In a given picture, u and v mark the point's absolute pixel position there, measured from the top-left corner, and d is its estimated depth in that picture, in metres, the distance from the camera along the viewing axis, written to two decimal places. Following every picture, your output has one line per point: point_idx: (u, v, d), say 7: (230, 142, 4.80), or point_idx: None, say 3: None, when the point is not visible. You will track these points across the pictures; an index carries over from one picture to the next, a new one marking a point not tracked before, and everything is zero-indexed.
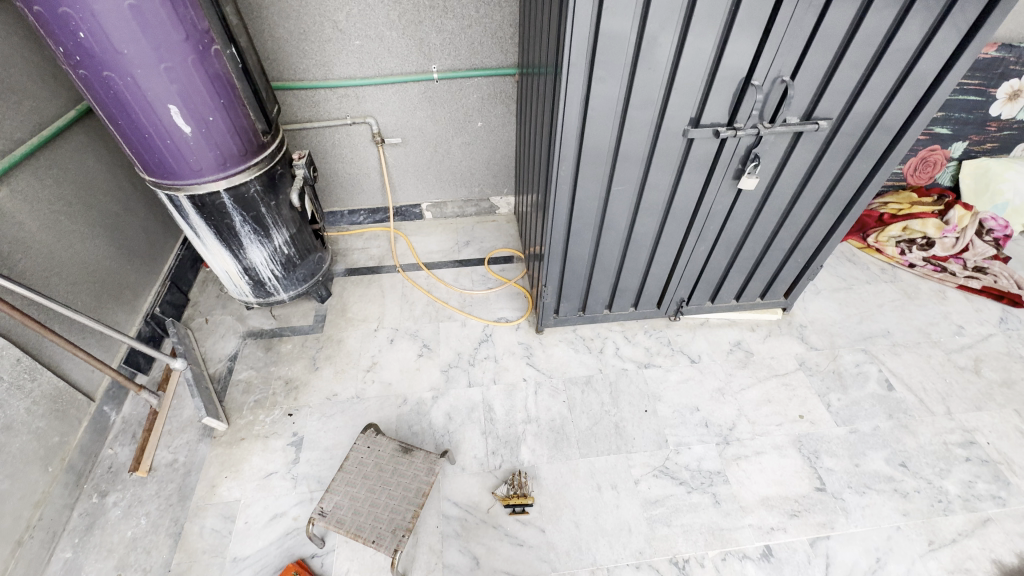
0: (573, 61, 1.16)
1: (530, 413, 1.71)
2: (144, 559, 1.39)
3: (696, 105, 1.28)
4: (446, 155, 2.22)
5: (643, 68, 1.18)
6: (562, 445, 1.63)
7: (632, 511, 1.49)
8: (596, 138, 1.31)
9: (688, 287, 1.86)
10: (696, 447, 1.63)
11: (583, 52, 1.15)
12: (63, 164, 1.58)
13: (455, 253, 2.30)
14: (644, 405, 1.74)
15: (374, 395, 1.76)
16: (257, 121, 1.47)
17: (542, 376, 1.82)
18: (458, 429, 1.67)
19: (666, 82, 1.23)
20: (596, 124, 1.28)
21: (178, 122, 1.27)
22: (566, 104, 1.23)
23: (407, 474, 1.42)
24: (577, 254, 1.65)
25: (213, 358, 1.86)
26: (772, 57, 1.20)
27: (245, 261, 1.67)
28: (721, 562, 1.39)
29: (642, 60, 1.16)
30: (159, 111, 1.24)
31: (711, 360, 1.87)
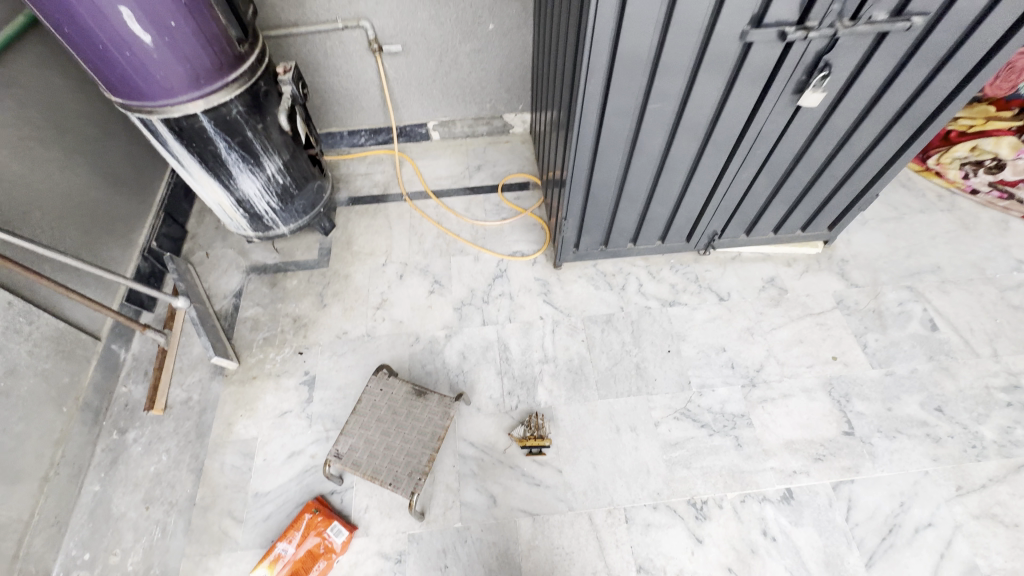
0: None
1: (547, 353, 1.64)
2: (170, 493, 1.42)
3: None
4: (452, 65, 1.95)
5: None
6: (581, 386, 1.58)
7: (650, 453, 1.46)
8: (634, 44, 1.09)
9: (723, 219, 1.69)
10: (721, 389, 1.57)
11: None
12: (23, 81, 1.40)
13: (466, 180, 2.11)
14: (667, 345, 1.66)
15: (385, 334, 1.69)
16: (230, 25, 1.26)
17: (560, 315, 1.72)
18: (473, 369, 1.62)
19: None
20: (637, 24, 1.05)
21: (134, 28, 1.07)
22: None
23: (422, 418, 1.38)
24: (603, 183, 1.48)
25: (218, 294, 1.79)
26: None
27: (238, 193, 1.53)
28: (740, 504, 1.38)
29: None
30: (110, 16, 1.04)
31: (742, 299, 1.75)
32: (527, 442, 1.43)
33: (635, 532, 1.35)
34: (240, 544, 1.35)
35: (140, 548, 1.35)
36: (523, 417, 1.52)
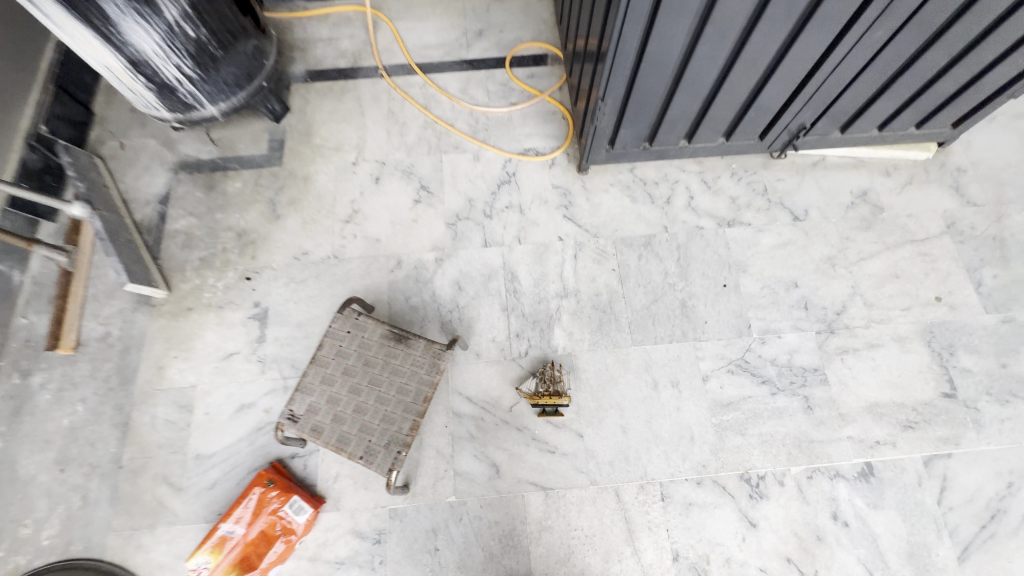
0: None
1: (567, 285, 1.27)
2: (90, 453, 1.13)
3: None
4: None
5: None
6: (610, 329, 1.22)
7: (696, 415, 1.15)
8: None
9: (817, 110, 1.21)
10: (790, 336, 1.22)
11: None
12: None
13: (463, 50, 1.58)
14: (723, 278, 1.28)
15: (357, 256, 1.30)
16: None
17: (585, 235, 1.32)
18: (471, 304, 1.25)
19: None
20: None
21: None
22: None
23: (403, 371, 1.04)
24: (665, 45, 0.99)
25: (139, 200, 1.37)
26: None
27: (127, 50, 1.05)
28: (806, 482, 1.10)
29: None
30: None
31: (824, 219, 1.34)
32: (540, 400, 1.10)
33: (673, 512, 1.08)
34: (180, 517, 1.08)
35: (57, 518, 1.08)
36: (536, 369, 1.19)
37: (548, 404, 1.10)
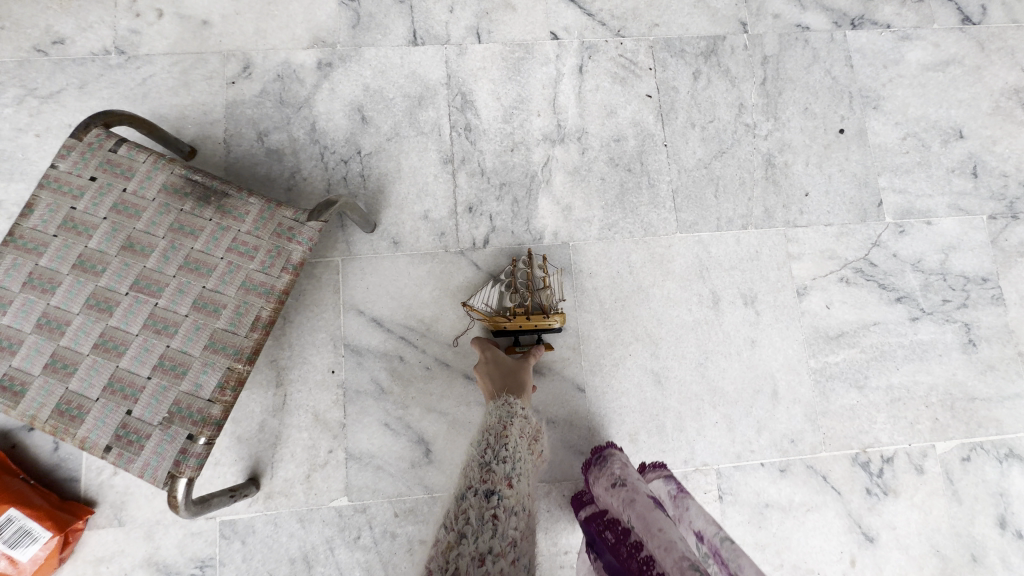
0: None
1: (563, 123, 0.69)
2: None
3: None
4: None
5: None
6: (638, 202, 0.68)
7: (783, 356, 0.65)
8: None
9: None
10: (945, 224, 0.70)
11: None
12: None
13: None
14: (840, 118, 0.72)
15: (164, 54, 0.67)
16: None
17: (600, 33, 0.72)
18: (384, 150, 0.67)
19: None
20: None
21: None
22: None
23: (209, 266, 0.47)
24: None
25: None
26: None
27: None
28: (959, 468, 0.64)
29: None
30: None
31: (1014, 23, 0.76)
32: (512, 324, 0.58)
33: (737, 520, 0.62)
34: None
35: None
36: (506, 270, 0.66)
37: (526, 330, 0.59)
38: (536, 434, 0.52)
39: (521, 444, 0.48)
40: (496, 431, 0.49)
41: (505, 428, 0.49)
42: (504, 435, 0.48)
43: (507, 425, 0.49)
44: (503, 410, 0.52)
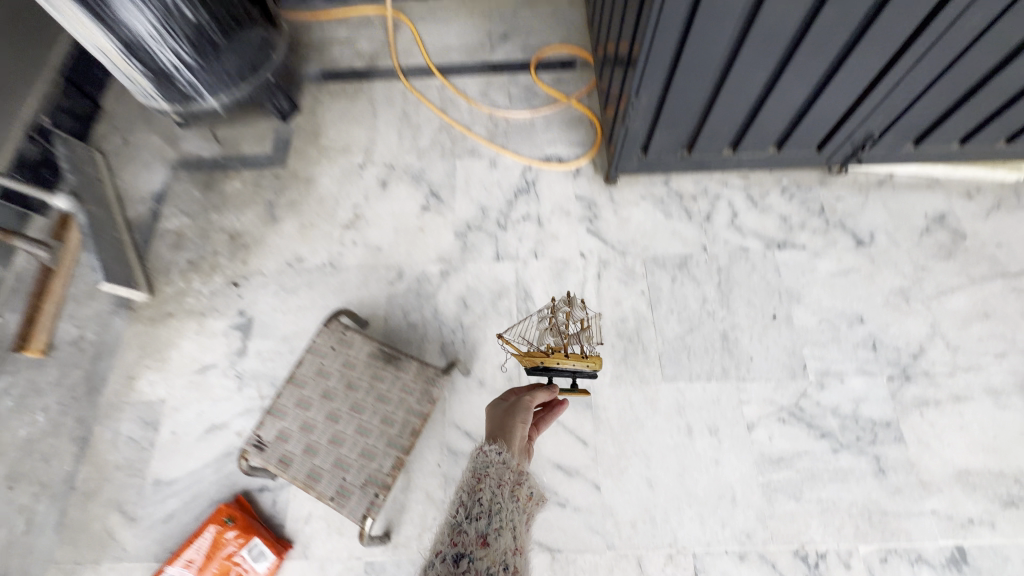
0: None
1: (588, 308, 1.10)
2: (43, 471, 1.01)
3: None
4: None
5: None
6: (636, 361, 1.05)
7: (738, 471, 0.95)
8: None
9: (888, 117, 1.04)
10: (855, 382, 1.02)
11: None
12: None
13: (486, 53, 1.47)
14: (773, 307, 1.09)
15: (355, 265, 1.17)
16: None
17: (611, 252, 1.16)
18: (476, 324, 1.10)
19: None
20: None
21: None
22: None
23: (390, 398, 0.89)
24: (708, 36, 0.85)
25: (134, 197, 1.29)
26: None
27: (122, 31, 0.98)
28: (878, 565, 0.88)
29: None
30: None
31: (893, 244, 1.14)
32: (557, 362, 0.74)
33: None
34: (128, 553, 0.94)
35: None
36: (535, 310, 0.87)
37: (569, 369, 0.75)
38: (515, 481, 0.65)
39: (496, 498, 0.62)
40: (474, 487, 0.63)
41: (481, 484, 0.63)
42: (480, 489, 0.62)
43: (484, 481, 0.63)
44: (480, 461, 0.66)
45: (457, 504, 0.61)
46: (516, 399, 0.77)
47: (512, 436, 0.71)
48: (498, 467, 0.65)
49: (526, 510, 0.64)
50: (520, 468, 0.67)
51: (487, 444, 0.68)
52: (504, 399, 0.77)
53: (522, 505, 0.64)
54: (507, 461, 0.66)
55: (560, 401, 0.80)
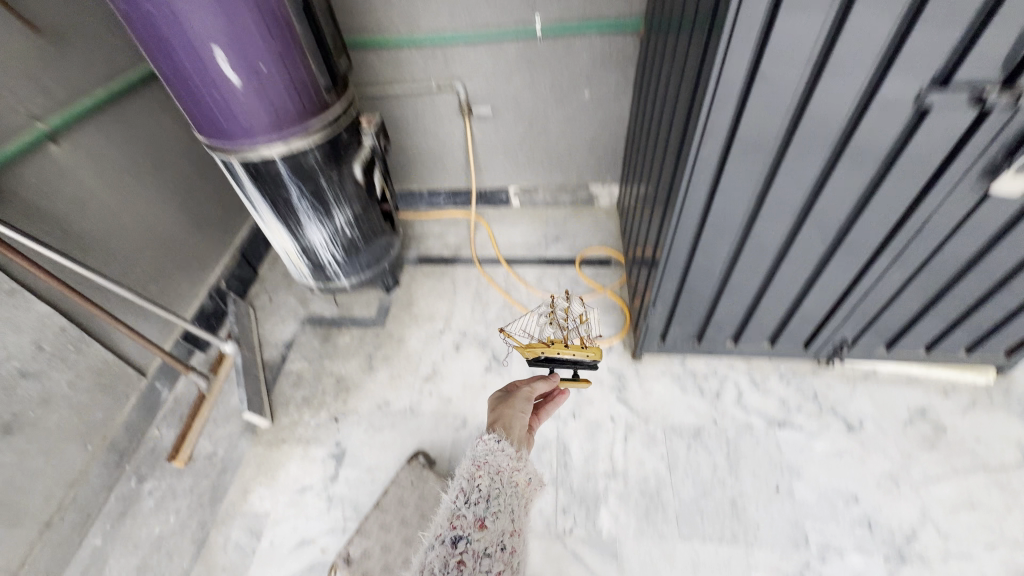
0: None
1: (616, 466, 1.33)
2: (166, 565, 1.27)
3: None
4: (543, 132, 1.83)
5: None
6: (656, 518, 1.24)
7: None
8: (780, 69, 0.81)
9: (857, 326, 1.33)
10: (854, 559, 1.15)
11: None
12: (133, 120, 1.46)
13: (542, 249, 1.93)
14: (776, 480, 1.28)
15: (429, 412, 1.48)
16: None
17: (636, 419, 1.42)
18: None
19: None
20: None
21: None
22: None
23: None
24: (703, 271, 1.23)
25: (270, 343, 1.72)
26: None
27: (304, 241, 1.48)
28: None
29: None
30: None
31: (881, 432, 1.34)
32: (557, 352, 1.09)
33: None
34: None
35: None
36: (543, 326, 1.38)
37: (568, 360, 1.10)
38: (511, 468, 0.84)
39: (492, 489, 0.79)
40: (476, 476, 0.81)
41: (481, 475, 0.81)
42: (480, 479, 0.81)
43: (484, 470, 0.82)
44: (483, 449, 0.86)
45: (460, 491, 0.80)
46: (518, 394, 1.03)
47: (513, 424, 0.95)
48: (497, 457, 0.85)
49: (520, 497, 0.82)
50: (516, 452, 0.87)
51: (489, 436, 0.88)
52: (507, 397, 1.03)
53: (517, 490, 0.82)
54: (504, 450, 0.86)
55: (560, 393, 1.11)
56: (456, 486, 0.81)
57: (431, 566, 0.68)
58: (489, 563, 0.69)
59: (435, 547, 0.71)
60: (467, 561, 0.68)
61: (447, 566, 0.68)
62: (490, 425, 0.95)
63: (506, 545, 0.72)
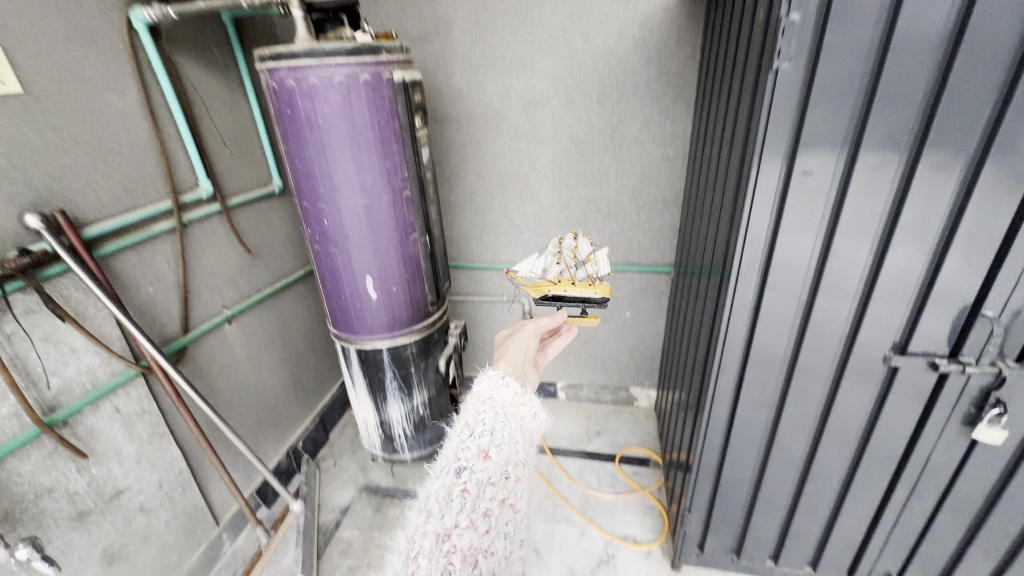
0: (789, 63, 0.86)
1: None
2: None
3: (919, 287, 1.01)
4: (590, 339, 2.18)
5: (854, 197, 0.94)
6: None
7: None
8: (773, 331, 1.11)
9: (897, 558, 1.35)
10: None
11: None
12: (279, 308, 1.94)
13: (584, 442, 2.10)
14: None
15: None
16: (404, 75, 1.30)
17: None
18: None
19: (887, 217, 0.96)
20: (812, 165, 0.93)
21: (346, 158, 1.31)
22: (772, 111, 0.90)
23: None
24: (733, 481, 1.36)
25: (327, 506, 1.86)
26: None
27: (384, 414, 1.76)
28: None
29: (851, 196, 0.94)
30: (331, 158, 1.31)
31: None
32: (564, 288, 1.38)
33: None
34: None
35: None
36: (551, 246, 1.47)
37: (576, 298, 1.37)
38: (517, 405, 0.76)
39: (494, 421, 0.72)
40: (474, 412, 0.74)
41: (483, 412, 0.74)
42: (481, 413, 0.73)
43: (488, 406, 0.74)
44: (487, 383, 0.79)
45: (465, 425, 0.72)
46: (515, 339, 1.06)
47: (518, 359, 0.95)
48: (500, 394, 0.77)
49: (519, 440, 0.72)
50: (521, 389, 0.79)
51: (493, 371, 0.81)
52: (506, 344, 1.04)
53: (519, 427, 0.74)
54: (509, 386, 0.78)
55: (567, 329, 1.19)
56: (460, 420, 0.74)
57: (436, 496, 0.63)
58: (492, 492, 0.65)
59: (440, 477, 0.65)
60: (472, 490, 0.63)
61: (450, 496, 0.63)
62: (497, 359, 0.95)
63: (509, 476, 0.68)
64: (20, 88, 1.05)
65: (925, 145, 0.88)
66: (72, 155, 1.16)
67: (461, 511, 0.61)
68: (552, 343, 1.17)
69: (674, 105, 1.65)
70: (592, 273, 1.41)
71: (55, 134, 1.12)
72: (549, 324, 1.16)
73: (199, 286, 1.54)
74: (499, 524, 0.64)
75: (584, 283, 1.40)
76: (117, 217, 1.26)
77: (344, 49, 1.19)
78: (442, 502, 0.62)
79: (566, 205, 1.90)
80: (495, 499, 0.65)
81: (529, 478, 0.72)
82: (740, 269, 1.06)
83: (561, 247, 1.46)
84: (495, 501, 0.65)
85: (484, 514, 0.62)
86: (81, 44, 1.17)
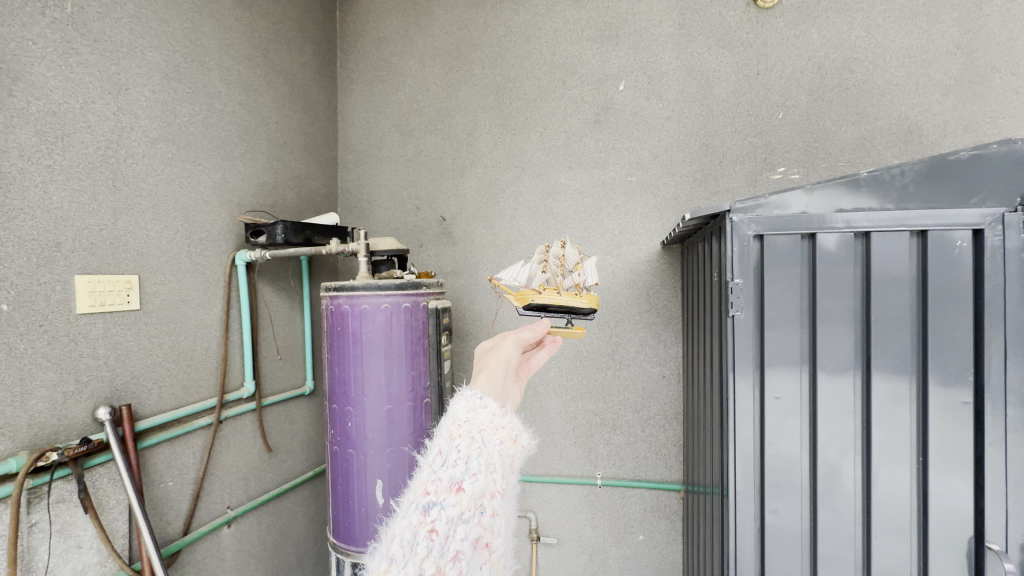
0: (741, 312, 1.10)
1: None
2: None
3: (916, 514, 1.04)
4: (602, 566, 1.99)
5: (826, 425, 1.06)
6: None
7: None
8: (783, 558, 1.09)
9: None
10: None
11: (751, 265, 1.09)
12: (280, 511, 1.90)
13: None
14: None
15: None
16: (437, 302, 1.58)
17: None
18: None
19: (862, 445, 1.06)
20: (780, 391, 1.08)
21: (379, 367, 1.51)
22: (737, 347, 1.10)
23: None
24: None
25: None
26: (1016, 502, 1.00)
27: None
28: None
29: (823, 423, 1.06)
30: (366, 366, 1.51)
31: None
32: (555, 300, 1.19)
33: None
34: None
35: None
36: (536, 253, 1.32)
37: (563, 308, 1.19)
38: (499, 431, 0.72)
39: (469, 446, 0.68)
40: (451, 437, 0.69)
41: (460, 436, 0.69)
42: (456, 437, 0.69)
43: (464, 431, 0.69)
44: (466, 406, 0.74)
45: (437, 453, 0.67)
46: (495, 345, 0.92)
47: (489, 371, 0.84)
48: (478, 416, 0.72)
49: (502, 460, 0.70)
50: (499, 411, 0.75)
51: (470, 393, 0.76)
52: (483, 353, 0.90)
53: (505, 447, 0.72)
54: (487, 409, 0.74)
55: (552, 338, 1.05)
56: (434, 447, 0.69)
57: (400, 541, 0.59)
58: (463, 532, 0.61)
59: (407, 515, 0.62)
60: (440, 532, 0.59)
61: (415, 539, 0.59)
62: (474, 374, 0.84)
63: (483, 510, 0.65)
64: (137, 306, 1.33)
65: (871, 382, 1.04)
66: (154, 358, 1.38)
67: (427, 558, 0.58)
68: (535, 354, 1.04)
69: (665, 332, 1.91)
70: (579, 282, 1.30)
71: (149, 340, 1.37)
72: (530, 337, 0.97)
73: (213, 482, 1.58)
74: (468, 568, 0.61)
75: (571, 292, 1.28)
76: (168, 411, 1.41)
77: (393, 284, 1.51)
78: (407, 549, 0.59)
79: (573, 416, 2.02)
80: (467, 539, 0.61)
81: (505, 506, 0.69)
82: (737, 486, 1.11)
83: (547, 255, 1.31)
84: (466, 542, 0.61)
85: (453, 559, 0.59)
86: (194, 275, 1.51)
